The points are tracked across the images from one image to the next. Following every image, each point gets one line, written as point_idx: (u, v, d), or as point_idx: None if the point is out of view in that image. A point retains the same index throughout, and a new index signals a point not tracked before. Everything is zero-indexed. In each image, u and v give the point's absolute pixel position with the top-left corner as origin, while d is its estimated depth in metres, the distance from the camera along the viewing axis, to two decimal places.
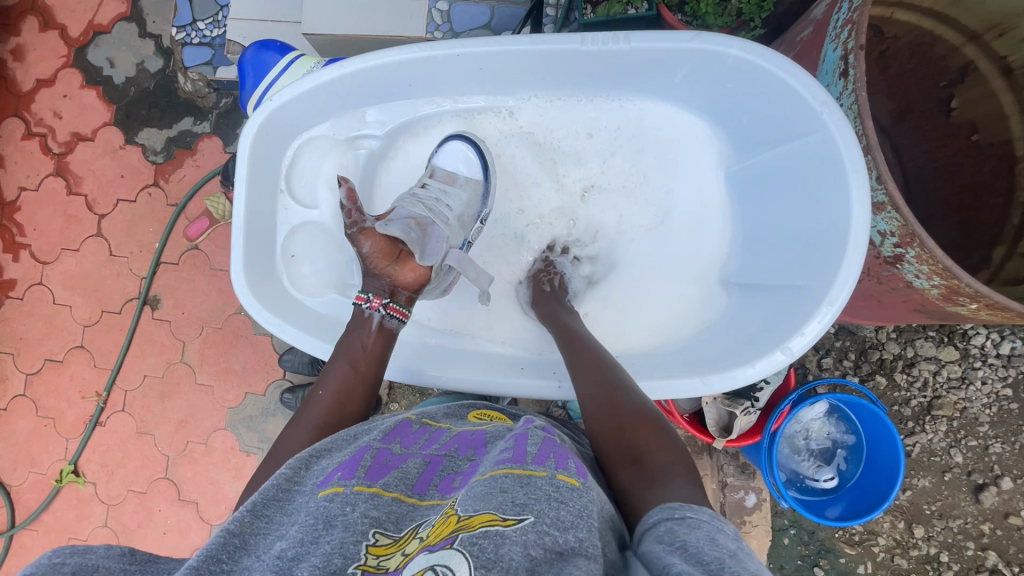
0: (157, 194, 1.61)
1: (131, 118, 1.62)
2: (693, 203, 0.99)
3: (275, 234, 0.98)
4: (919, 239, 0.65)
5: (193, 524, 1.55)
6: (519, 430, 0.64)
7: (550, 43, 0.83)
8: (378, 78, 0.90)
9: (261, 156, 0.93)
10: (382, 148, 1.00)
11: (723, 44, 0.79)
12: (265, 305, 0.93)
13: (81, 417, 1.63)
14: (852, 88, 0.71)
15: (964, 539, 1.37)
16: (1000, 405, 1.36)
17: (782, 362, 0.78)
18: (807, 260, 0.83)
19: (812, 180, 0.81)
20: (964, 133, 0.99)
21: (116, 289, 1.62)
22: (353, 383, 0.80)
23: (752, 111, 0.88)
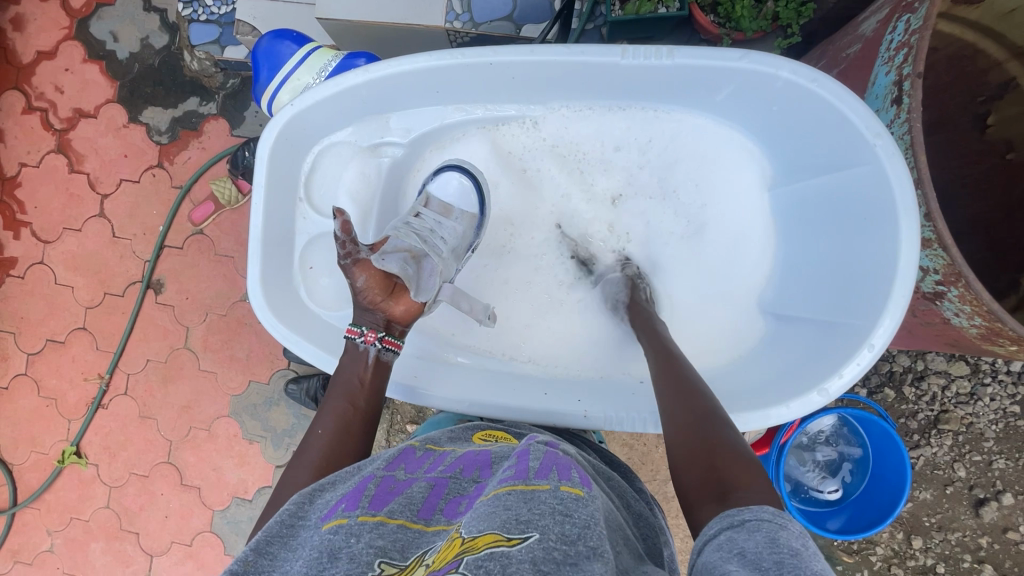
0: (161, 176, 1.57)
1: (135, 95, 1.57)
2: (726, 226, 0.97)
3: (293, 244, 0.95)
4: (965, 280, 0.64)
5: (195, 509, 1.56)
6: (521, 448, 0.63)
7: (590, 53, 0.80)
8: (406, 85, 0.87)
9: (281, 162, 0.90)
10: (404, 156, 0.97)
11: (773, 66, 0.78)
12: (282, 320, 0.89)
13: (83, 399, 1.62)
14: (905, 117, 0.69)
15: (961, 552, 1.38)
16: (1007, 422, 1.35)
17: (816, 402, 0.77)
18: (848, 296, 0.81)
19: (857, 214, 0.79)
20: (998, 151, 0.96)
21: (119, 271, 1.60)
22: (352, 419, 0.79)
23: (799, 137, 0.86)
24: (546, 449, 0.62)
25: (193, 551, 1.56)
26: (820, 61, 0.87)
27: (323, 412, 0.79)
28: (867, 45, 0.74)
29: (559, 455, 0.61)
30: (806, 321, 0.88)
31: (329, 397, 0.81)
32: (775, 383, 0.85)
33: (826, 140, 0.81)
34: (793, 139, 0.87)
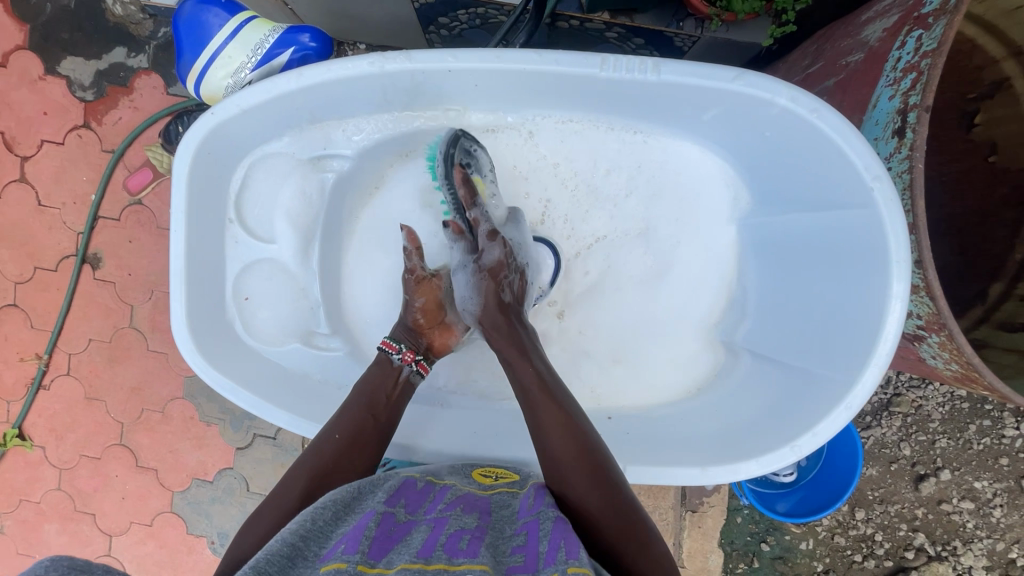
0: (88, 137, 1.39)
1: (51, 42, 1.37)
2: (704, 253, 0.92)
3: (224, 273, 0.86)
4: (949, 330, 0.63)
5: (153, 490, 1.47)
6: (530, 521, 0.60)
7: (565, 63, 0.74)
8: (350, 88, 0.79)
9: (204, 184, 0.80)
10: (351, 170, 0.90)
11: (772, 90, 0.72)
12: (216, 363, 0.82)
13: (22, 379, 1.48)
14: (906, 153, 0.64)
15: (897, 521, 1.31)
16: (952, 402, 1.26)
17: (788, 458, 0.76)
18: (824, 343, 0.79)
19: (841, 258, 0.77)
20: (980, 153, 0.90)
21: (50, 244, 1.43)
22: (371, 432, 0.75)
23: (787, 165, 0.81)
24: (557, 518, 0.59)
25: (154, 531, 1.48)
26: (815, 63, 0.80)
27: (345, 413, 0.76)
28: (870, 56, 0.69)
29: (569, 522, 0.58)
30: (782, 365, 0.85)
31: (351, 401, 0.78)
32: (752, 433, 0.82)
33: (816, 173, 0.77)
34: (779, 168, 0.83)
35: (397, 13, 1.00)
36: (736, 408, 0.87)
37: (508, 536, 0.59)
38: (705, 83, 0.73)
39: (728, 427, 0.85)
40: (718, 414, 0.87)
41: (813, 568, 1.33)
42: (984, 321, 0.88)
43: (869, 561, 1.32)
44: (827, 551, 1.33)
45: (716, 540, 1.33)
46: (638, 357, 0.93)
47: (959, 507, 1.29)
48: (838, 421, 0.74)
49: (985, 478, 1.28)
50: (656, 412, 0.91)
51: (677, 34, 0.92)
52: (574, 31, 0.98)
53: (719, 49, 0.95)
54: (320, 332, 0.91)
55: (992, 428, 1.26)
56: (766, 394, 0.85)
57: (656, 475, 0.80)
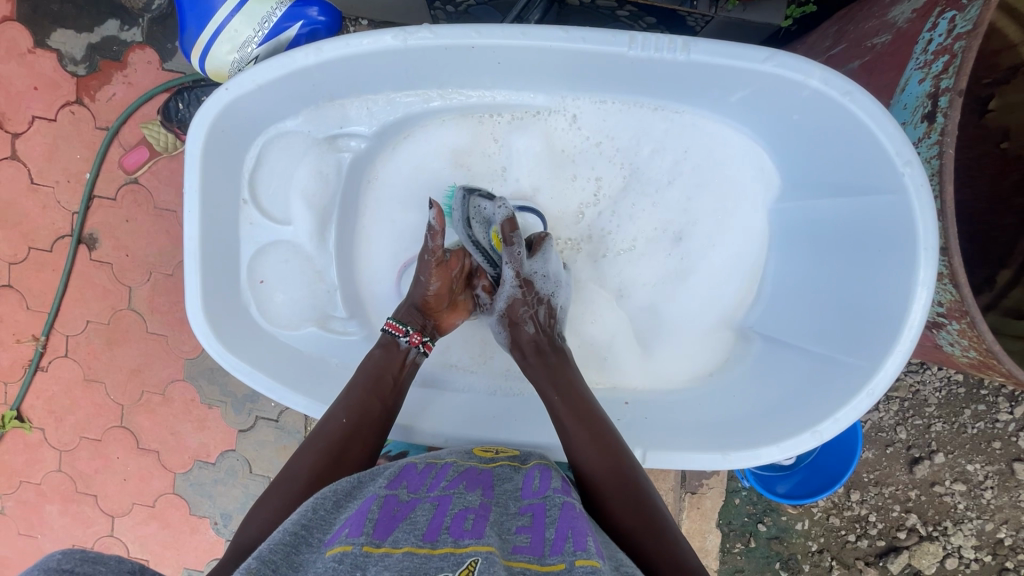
0: (81, 113, 1.35)
1: (41, 13, 1.32)
2: (725, 238, 0.91)
3: (238, 256, 0.85)
4: (971, 319, 0.64)
5: (155, 471, 1.47)
6: (534, 503, 0.61)
7: (590, 41, 0.72)
8: (370, 64, 0.77)
9: (217, 164, 0.79)
10: (367, 149, 0.88)
11: (804, 72, 0.71)
12: (232, 346, 0.81)
13: (18, 361, 1.46)
14: (936, 137, 0.64)
15: (891, 503, 1.32)
16: (949, 387, 1.26)
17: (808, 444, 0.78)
18: (848, 328, 0.79)
19: (868, 242, 0.77)
20: (993, 139, 0.89)
21: (44, 223, 1.40)
22: (376, 412, 0.75)
23: (818, 148, 0.80)
24: (565, 503, 0.59)
25: (157, 512, 1.48)
26: (837, 45, 0.79)
27: (352, 394, 0.76)
28: (899, 38, 0.68)
29: (575, 510, 0.57)
30: (802, 351, 0.86)
31: (357, 382, 0.77)
32: (768, 419, 0.84)
33: (844, 158, 0.76)
34: (808, 150, 0.81)
35: None
36: (749, 394, 0.88)
37: (513, 515, 0.59)
38: (735, 63, 0.72)
39: (743, 414, 0.86)
40: (732, 400, 0.88)
41: (808, 547, 1.35)
42: (991, 308, 0.89)
43: (863, 541, 1.34)
44: (822, 532, 1.35)
45: (714, 520, 1.35)
46: (659, 341, 0.94)
47: (951, 488, 1.30)
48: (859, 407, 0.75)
49: (977, 461, 1.29)
50: (670, 398, 0.92)
51: (691, 13, 0.88)
52: (586, 9, 0.95)
53: (733, 30, 0.93)
54: (337, 316, 0.91)
55: (986, 413, 1.26)
56: (783, 381, 0.85)
57: (668, 461, 0.82)
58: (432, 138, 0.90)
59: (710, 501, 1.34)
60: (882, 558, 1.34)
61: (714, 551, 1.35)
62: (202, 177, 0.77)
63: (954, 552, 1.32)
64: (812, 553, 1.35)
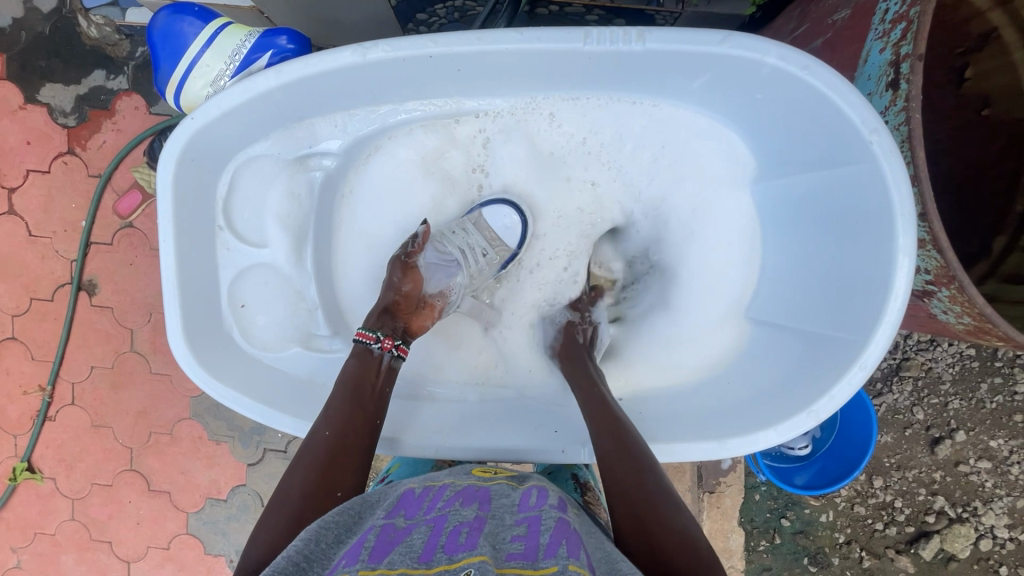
0: (74, 163, 1.38)
1: (29, 70, 1.35)
2: (707, 224, 0.91)
3: (217, 282, 0.85)
4: (959, 284, 0.63)
5: (167, 513, 1.46)
6: (531, 514, 0.58)
7: (549, 40, 0.73)
8: (333, 82, 0.78)
9: (189, 192, 0.79)
10: (339, 167, 0.89)
11: (761, 50, 0.71)
12: (215, 372, 0.82)
13: (26, 413, 1.47)
14: (902, 104, 0.64)
15: (916, 487, 1.29)
16: (962, 361, 1.23)
17: (805, 425, 0.76)
18: (838, 304, 0.78)
19: (846, 214, 0.76)
20: (974, 106, 0.88)
21: (44, 273, 1.42)
22: (357, 422, 0.75)
23: (788, 126, 0.79)
24: (561, 515, 0.58)
25: (172, 554, 1.47)
26: (801, 25, 0.79)
27: (331, 407, 0.75)
28: (858, 11, 0.68)
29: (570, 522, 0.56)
30: (795, 331, 0.85)
31: (336, 395, 0.76)
32: (768, 404, 0.82)
33: (816, 133, 0.76)
34: (781, 129, 0.81)
35: (376, 12, 0.99)
36: (749, 381, 0.87)
37: (512, 530, 0.56)
38: (692, 49, 0.72)
39: (742, 402, 0.86)
40: (728, 389, 0.88)
41: (835, 539, 1.32)
42: (990, 275, 0.87)
43: (891, 528, 1.30)
44: (848, 522, 1.31)
45: (735, 518, 1.32)
46: (652, 340, 0.93)
47: (976, 467, 1.27)
48: (854, 382, 0.74)
49: (1000, 436, 1.25)
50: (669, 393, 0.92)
51: (659, 12, 0.89)
52: (555, 17, 0.96)
53: (701, 23, 0.94)
54: (320, 335, 0.91)
55: (1004, 385, 1.23)
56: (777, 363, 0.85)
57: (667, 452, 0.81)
58: (404, 147, 0.90)
59: (729, 499, 1.30)
60: (913, 544, 1.29)
61: (739, 550, 1.32)
62: (173, 205, 0.77)
63: (987, 533, 1.27)
64: (839, 545, 1.32)
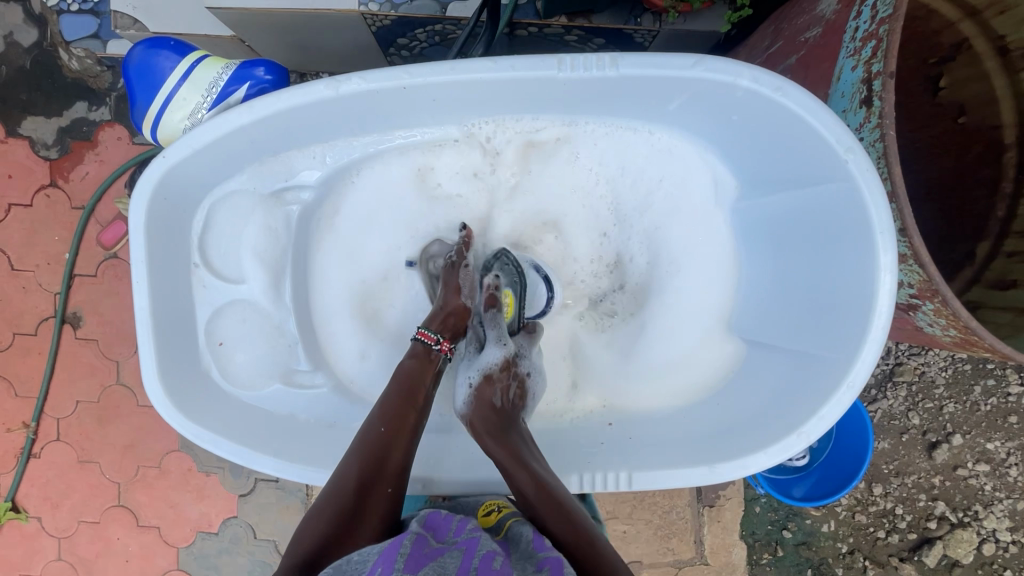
0: (57, 196, 1.37)
1: (9, 104, 1.35)
2: (683, 241, 0.90)
3: (194, 321, 0.83)
4: (942, 298, 0.62)
5: (157, 549, 1.42)
6: (551, 556, 0.57)
7: (521, 67, 0.73)
8: (308, 116, 0.78)
9: (162, 230, 0.78)
10: (314, 199, 0.88)
11: (733, 73, 0.71)
12: (193, 415, 0.80)
13: (9, 451, 1.43)
14: (876, 121, 0.64)
15: (916, 493, 1.28)
16: (955, 365, 1.23)
17: (796, 446, 0.76)
18: (823, 322, 0.78)
19: (827, 232, 0.76)
20: (950, 115, 0.89)
21: (27, 307, 1.40)
22: (408, 415, 0.73)
23: (764, 144, 0.80)
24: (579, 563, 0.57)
25: None
26: (774, 42, 0.80)
27: (387, 404, 0.74)
28: (829, 30, 0.69)
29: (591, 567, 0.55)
30: (778, 349, 0.85)
31: (391, 392, 0.75)
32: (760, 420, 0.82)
33: (793, 150, 0.76)
34: (757, 146, 0.81)
35: (357, 37, 1.00)
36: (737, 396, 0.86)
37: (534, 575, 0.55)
38: (666, 73, 0.73)
39: (723, 424, 0.86)
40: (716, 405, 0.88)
41: (838, 549, 1.30)
42: (975, 281, 0.86)
43: (893, 536, 1.28)
44: (850, 532, 1.30)
45: (737, 532, 1.30)
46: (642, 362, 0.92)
47: (975, 470, 1.26)
48: (842, 403, 0.74)
49: (997, 438, 1.25)
50: (656, 414, 0.91)
51: (637, 30, 0.90)
52: (534, 38, 0.97)
53: (678, 41, 0.95)
54: (301, 369, 0.90)
55: (997, 387, 1.24)
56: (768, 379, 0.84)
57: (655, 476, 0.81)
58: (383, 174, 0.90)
59: (729, 513, 1.29)
60: (916, 552, 1.28)
61: (742, 565, 1.29)
62: (146, 244, 0.76)
63: (989, 537, 1.27)
64: (842, 555, 1.30)
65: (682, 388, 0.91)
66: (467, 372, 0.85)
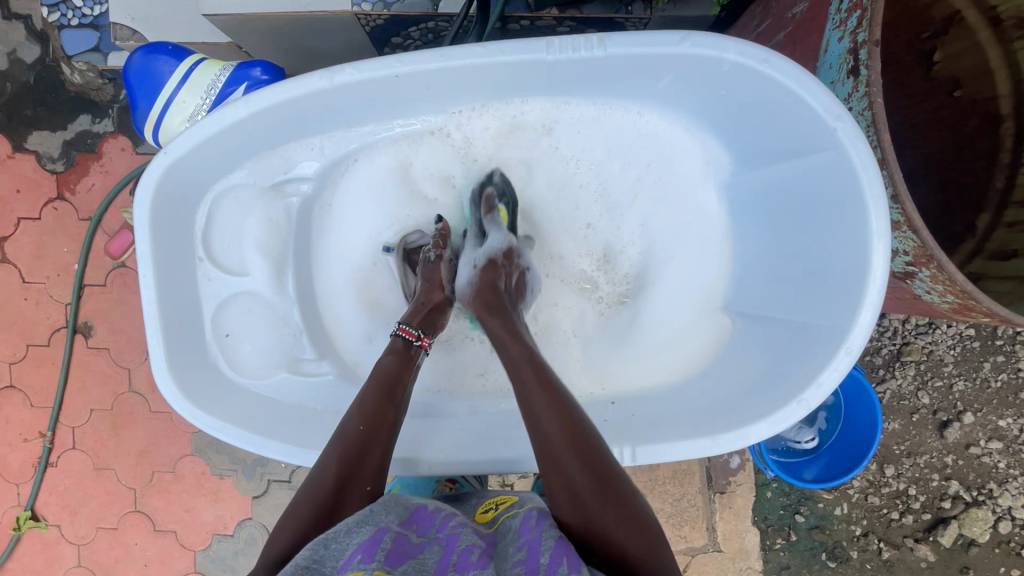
0: (64, 208, 1.39)
1: (15, 120, 1.37)
2: (677, 218, 0.92)
3: (200, 313, 0.85)
4: (937, 262, 0.63)
5: (175, 553, 1.44)
6: (532, 537, 0.57)
7: (512, 52, 0.74)
8: (305, 108, 0.79)
9: (167, 224, 0.79)
10: (314, 192, 0.90)
11: (721, 48, 0.72)
12: (202, 405, 0.81)
13: (27, 460, 1.46)
14: (864, 90, 0.64)
15: (929, 472, 1.27)
16: (963, 343, 1.23)
17: (796, 414, 0.76)
18: (819, 292, 0.79)
19: (821, 201, 0.77)
20: (946, 88, 0.89)
21: (39, 319, 1.42)
22: (387, 411, 0.72)
23: (756, 119, 0.80)
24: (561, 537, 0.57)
25: None
26: (763, 21, 0.81)
27: (365, 400, 0.72)
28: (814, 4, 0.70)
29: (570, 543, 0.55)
30: (776, 322, 0.85)
31: (369, 389, 0.74)
32: (761, 394, 0.82)
33: (784, 122, 0.77)
34: (750, 121, 0.82)
35: (352, 38, 1.02)
36: (739, 373, 0.87)
37: (513, 558, 0.55)
38: (655, 53, 0.73)
39: (721, 397, 0.86)
40: (718, 383, 0.88)
41: (852, 532, 1.29)
42: (977, 254, 0.86)
43: (907, 517, 1.28)
44: (863, 514, 1.29)
45: (749, 517, 1.30)
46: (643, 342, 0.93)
47: (987, 448, 1.25)
48: (840, 367, 0.74)
49: (1009, 416, 1.24)
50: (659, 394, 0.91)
51: (628, 18, 0.91)
52: (527, 31, 0.98)
53: (670, 27, 0.96)
54: (307, 358, 0.91)
55: (1007, 363, 1.23)
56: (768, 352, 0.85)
57: (658, 452, 0.80)
58: (381, 165, 0.91)
59: (740, 499, 1.29)
60: (932, 532, 1.27)
61: (755, 550, 1.29)
62: (151, 237, 0.77)
63: (1005, 515, 1.26)
64: (857, 538, 1.29)
65: (685, 366, 0.92)
66: (472, 256, 0.87)
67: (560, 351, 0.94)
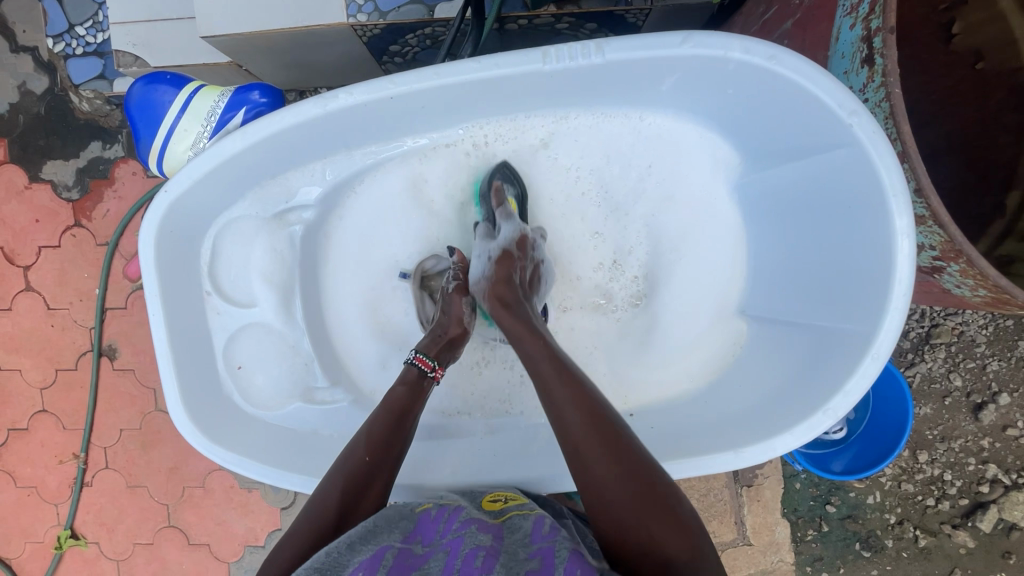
0: (82, 234, 1.42)
1: (30, 150, 1.40)
2: (686, 223, 0.91)
3: (212, 348, 0.85)
4: (967, 256, 0.59)
5: (209, 565, 1.47)
6: (543, 545, 0.57)
7: (506, 64, 0.72)
8: (301, 135, 0.79)
9: (171, 261, 0.79)
10: (317, 217, 0.90)
11: (723, 46, 0.69)
12: (219, 440, 0.82)
13: (64, 481, 1.50)
14: (881, 80, 0.61)
15: (965, 457, 1.23)
16: (995, 322, 1.18)
17: (823, 423, 0.74)
18: (840, 293, 0.76)
19: (839, 199, 0.74)
20: (967, 61, 0.84)
21: (66, 344, 1.45)
22: (390, 439, 0.71)
23: (764, 115, 0.78)
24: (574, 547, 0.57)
25: None
26: (769, 8, 0.78)
27: (373, 431, 0.71)
28: None
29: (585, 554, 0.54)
30: (800, 325, 0.83)
31: (378, 418, 0.73)
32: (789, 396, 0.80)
33: (793, 120, 0.74)
34: (758, 117, 0.79)
35: (350, 50, 1.01)
36: (761, 376, 0.85)
37: (524, 561, 0.55)
38: (655, 54, 0.71)
39: (746, 405, 0.84)
40: (740, 386, 0.86)
41: (886, 521, 1.26)
42: (1007, 234, 0.82)
43: (944, 503, 1.24)
44: (897, 502, 1.26)
45: (778, 510, 1.27)
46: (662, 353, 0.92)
47: None
48: (869, 373, 0.71)
49: None
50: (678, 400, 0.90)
51: (628, 11, 0.88)
52: (526, 31, 0.95)
53: (675, 16, 0.93)
54: (320, 387, 0.91)
55: None
56: (789, 357, 0.83)
57: (680, 466, 0.79)
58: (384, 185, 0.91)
59: (769, 492, 1.26)
60: (970, 517, 1.24)
61: (787, 544, 1.26)
62: (158, 277, 0.77)
63: None
64: (891, 526, 1.26)
65: (701, 374, 0.91)
66: (485, 249, 0.86)
67: (578, 365, 0.93)
